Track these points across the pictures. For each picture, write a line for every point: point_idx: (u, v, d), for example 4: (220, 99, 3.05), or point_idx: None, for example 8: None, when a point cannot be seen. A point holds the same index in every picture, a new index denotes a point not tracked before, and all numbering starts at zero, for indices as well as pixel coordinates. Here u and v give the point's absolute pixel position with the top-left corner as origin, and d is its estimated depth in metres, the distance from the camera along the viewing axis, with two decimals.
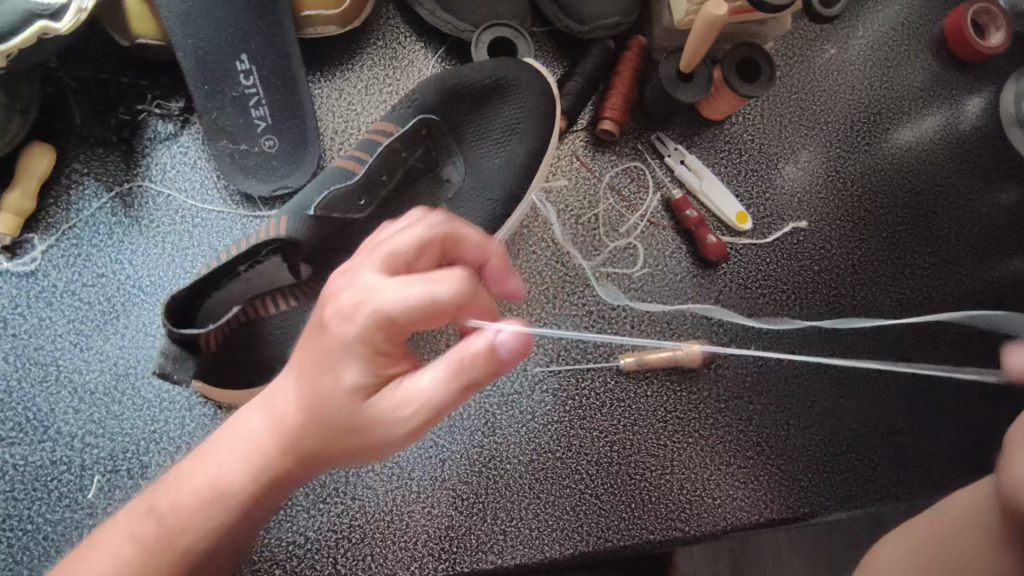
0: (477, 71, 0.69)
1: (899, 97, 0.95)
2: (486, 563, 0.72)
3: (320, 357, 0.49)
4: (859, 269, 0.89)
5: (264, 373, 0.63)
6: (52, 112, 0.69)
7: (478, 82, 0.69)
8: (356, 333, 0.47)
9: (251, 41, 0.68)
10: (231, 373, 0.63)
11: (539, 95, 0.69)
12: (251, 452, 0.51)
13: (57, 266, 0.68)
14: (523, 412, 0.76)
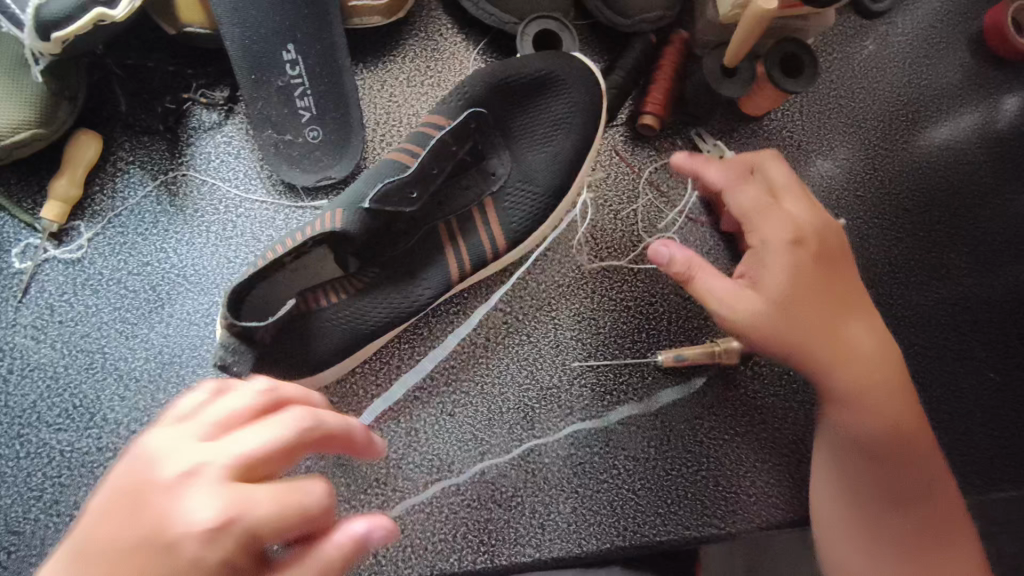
0: (525, 64, 0.69)
1: (937, 95, 0.95)
2: (525, 556, 0.72)
3: None
4: (896, 267, 0.89)
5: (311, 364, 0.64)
6: (99, 100, 0.70)
7: (526, 76, 0.69)
8: None
9: (298, 32, 0.68)
10: (281, 365, 0.63)
11: (586, 87, 0.69)
12: None
13: (103, 253, 0.68)
14: (561, 407, 0.76)
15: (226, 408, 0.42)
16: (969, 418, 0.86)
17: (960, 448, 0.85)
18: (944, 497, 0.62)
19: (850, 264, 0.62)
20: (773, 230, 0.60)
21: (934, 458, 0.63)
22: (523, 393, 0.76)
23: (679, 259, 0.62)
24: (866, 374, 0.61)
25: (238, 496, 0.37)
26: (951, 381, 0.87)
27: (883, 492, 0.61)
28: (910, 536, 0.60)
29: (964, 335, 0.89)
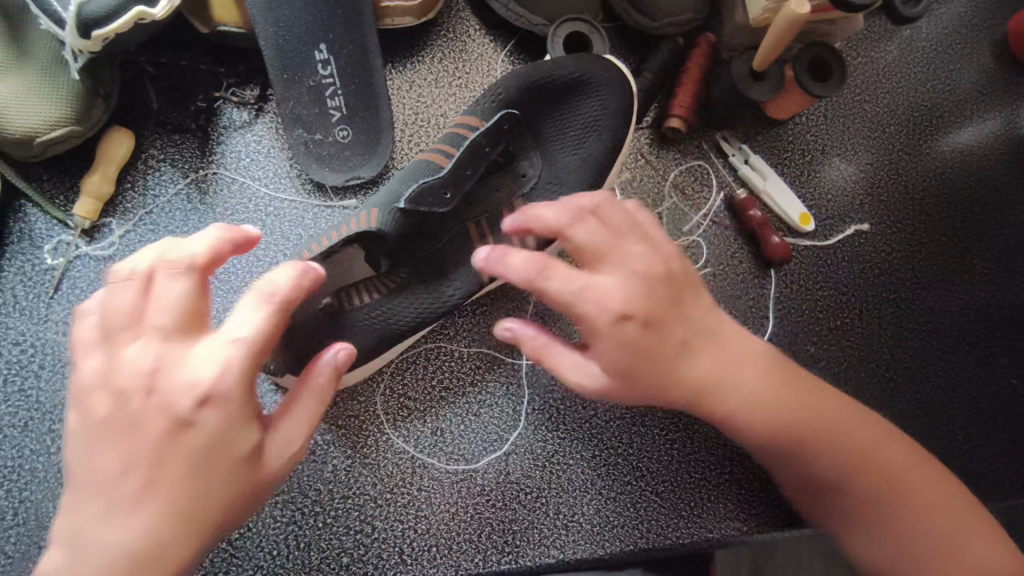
0: (557, 67, 0.69)
1: (961, 101, 0.94)
2: (549, 557, 0.72)
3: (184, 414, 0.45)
4: (919, 272, 0.89)
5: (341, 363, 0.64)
6: (131, 97, 0.70)
7: (558, 80, 0.69)
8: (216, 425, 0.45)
9: (330, 32, 0.68)
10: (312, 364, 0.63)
11: (615, 91, 0.69)
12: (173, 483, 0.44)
13: (133, 250, 0.68)
14: (586, 409, 0.76)
15: (161, 305, 0.46)
16: (992, 425, 0.86)
17: (982, 455, 0.85)
18: (901, 479, 0.59)
19: (659, 286, 0.55)
20: (564, 284, 0.54)
21: (876, 449, 0.60)
22: (548, 395, 0.76)
23: (522, 345, 0.58)
24: (763, 400, 0.58)
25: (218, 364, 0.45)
26: (974, 387, 0.87)
27: (826, 494, 0.61)
28: (880, 550, 0.58)
29: (986, 341, 0.88)
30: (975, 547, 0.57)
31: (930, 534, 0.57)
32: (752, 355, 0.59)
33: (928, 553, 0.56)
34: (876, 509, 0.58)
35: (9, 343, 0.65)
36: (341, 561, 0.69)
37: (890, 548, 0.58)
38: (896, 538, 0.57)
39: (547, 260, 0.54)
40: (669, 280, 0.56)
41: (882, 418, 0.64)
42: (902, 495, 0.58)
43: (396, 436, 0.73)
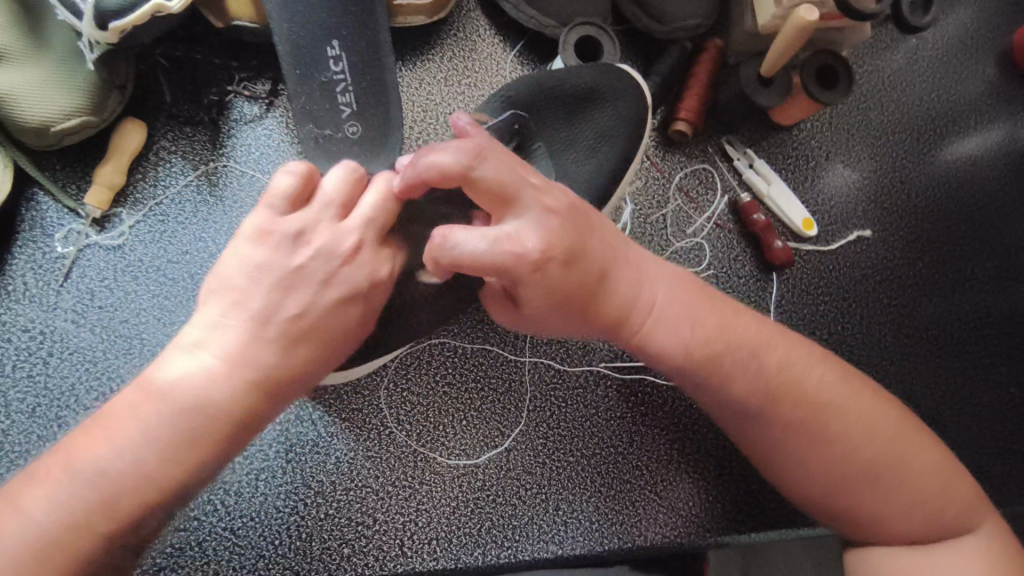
0: (576, 77, 0.70)
1: (965, 111, 0.95)
2: (548, 553, 0.73)
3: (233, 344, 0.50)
4: (920, 279, 0.89)
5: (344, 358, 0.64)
6: (144, 89, 0.71)
7: (574, 85, 0.70)
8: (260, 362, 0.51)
9: (343, 28, 0.69)
10: None
11: (629, 98, 0.71)
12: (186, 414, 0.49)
13: (143, 241, 0.69)
14: (587, 406, 0.77)
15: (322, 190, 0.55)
16: (989, 432, 0.87)
17: (979, 462, 0.86)
18: (844, 409, 0.58)
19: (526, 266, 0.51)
20: (497, 166, 0.52)
21: (853, 425, 0.58)
22: (550, 392, 0.77)
23: (454, 263, 0.50)
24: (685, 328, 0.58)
25: (354, 234, 0.55)
26: (973, 394, 0.88)
27: (765, 425, 0.59)
28: (820, 463, 0.58)
29: (986, 349, 0.89)
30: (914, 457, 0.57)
31: (867, 455, 0.57)
32: (671, 275, 0.59)
33: (871, 461, 0.57)
34: (813, 435, 0.58)
35: (18, 329, 0.66)
36: (342, 552, 0.70)
37: (832, 464, 0.57)
38: (841, 447, 0.57)
39: (477, 146, 0.52)
40: (584, 207, 0.54)
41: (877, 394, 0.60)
42: (839, 414, 0.58)
43: (397, 429, 0.73)
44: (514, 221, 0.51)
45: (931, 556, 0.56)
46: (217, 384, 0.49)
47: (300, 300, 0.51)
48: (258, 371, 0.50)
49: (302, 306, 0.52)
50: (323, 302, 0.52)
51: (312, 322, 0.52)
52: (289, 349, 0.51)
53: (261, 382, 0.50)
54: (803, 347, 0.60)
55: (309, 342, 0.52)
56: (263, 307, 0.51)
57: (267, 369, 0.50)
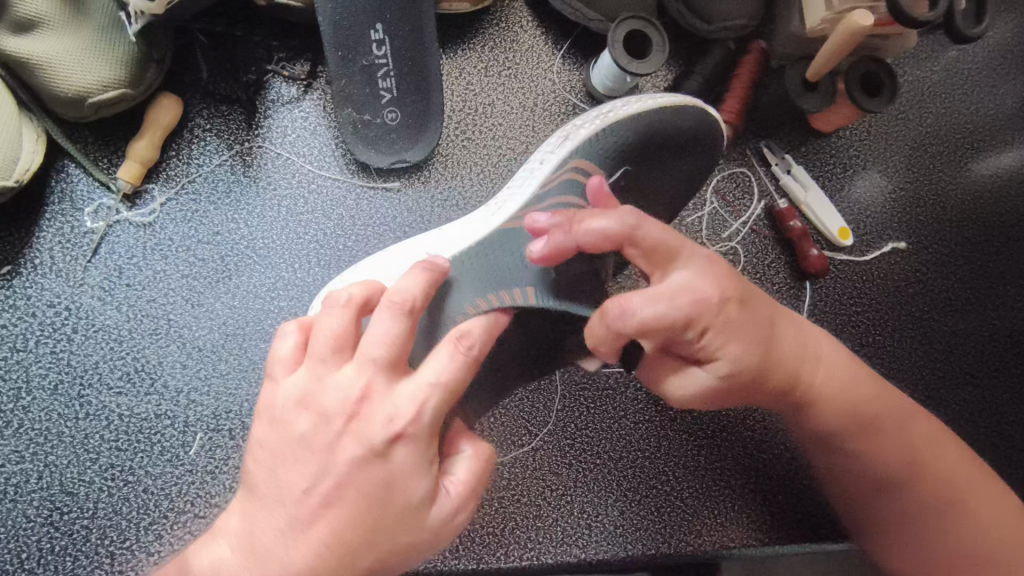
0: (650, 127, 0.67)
1: (1004, 126, 0.94)
2: (570, 556, 0.72)
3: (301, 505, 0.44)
4: (952, 294, 0.88)
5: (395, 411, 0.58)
6: (181, 64, 0.69)
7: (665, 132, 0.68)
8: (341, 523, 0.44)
9: (388, 12, 0.68)
10: None
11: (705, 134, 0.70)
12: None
13: (174, 219, 0.67)
14: (616, 409, 0.76)
15: (321, 328, 0.45)
16: (1016, 452, 0.86)
17: (1007, 483, 0.84)
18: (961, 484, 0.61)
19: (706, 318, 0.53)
20: (660, 227, 0.51)
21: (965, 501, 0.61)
22: (579, 392, 0.75)
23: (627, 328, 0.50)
24: (829, 393, 0.61)
25: (411, 402, 0.43)
26: (1002, 413, 0.87)
27: (887, 484, 0.63)
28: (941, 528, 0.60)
29: (1017, 367, 0.88)
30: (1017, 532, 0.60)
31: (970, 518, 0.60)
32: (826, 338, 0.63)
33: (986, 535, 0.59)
34: (926, 499, 0.61)
35: (43, 304, 0.64)
36: None
37: (951, 531, 0.60)
38: (953, 517, 0.60)
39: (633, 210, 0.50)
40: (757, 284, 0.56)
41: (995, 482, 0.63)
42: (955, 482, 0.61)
43: None
44: (684, 273, 0.51)
45: None
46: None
47: (346, 490, 0.43)
48: (311, 565, 0.44)
49: (349, 500, 0.43)
50: (374, 488, 0.43)
51: (362, 518, 0.43)
52: (336, 542, 0.44)
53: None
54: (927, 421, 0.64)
55: (363, 534, 0.44)
56: (307, 497, 0.44)
57: (323, 566, 0.44)
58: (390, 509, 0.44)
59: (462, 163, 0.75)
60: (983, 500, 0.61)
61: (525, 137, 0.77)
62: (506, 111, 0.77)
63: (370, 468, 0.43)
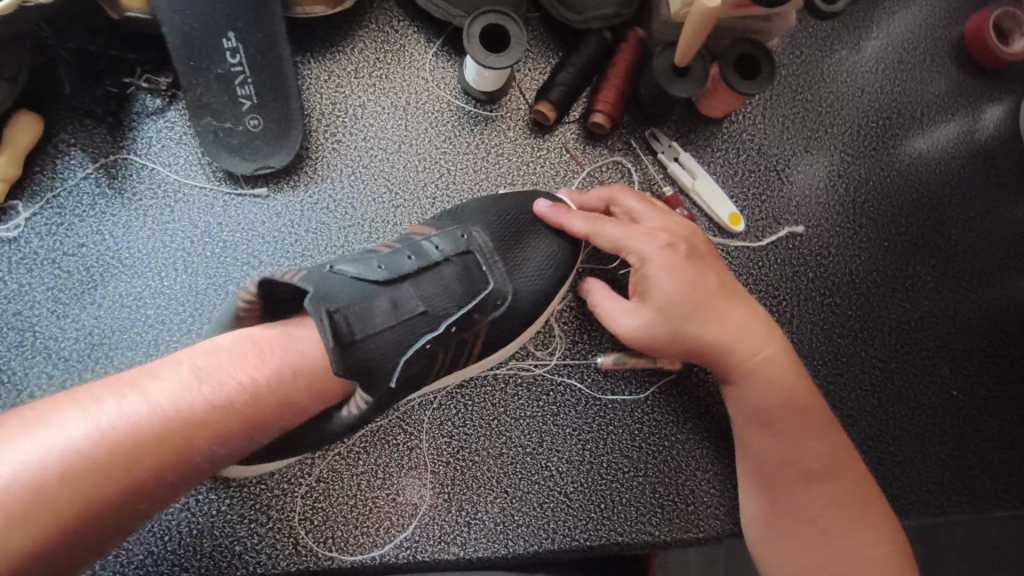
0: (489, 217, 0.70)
1: (913, 102, 0.91)
2: (448, 554, 0.71)
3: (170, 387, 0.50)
4: (856, 277, 0.86)
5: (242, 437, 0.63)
6: (44, 81, 0.71)
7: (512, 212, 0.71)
8: (225, 401, 0.51)
9: (238, 19, 0.69)
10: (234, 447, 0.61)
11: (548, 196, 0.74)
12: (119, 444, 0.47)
13: (39, 233, 0.69)
14: (494, 405, 0.75)
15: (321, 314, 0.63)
16: (927, 437, 0.83)
17: (917, 469, 0.82)
18: (820, 436, 0.66)
19: (709, 278, 0.66)
20: (626, 201, 0.69)
21: (814, 444, 0.66)
22: (455, 391, 0.75)
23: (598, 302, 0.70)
24: (775, 382, 0.66)
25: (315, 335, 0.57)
26: (911, 398, 0.84)
27: (780, 469, 0.66)
28: (803, 510, 0.65)
29: (926, 351, 0.86)
30: (867, 519, 0.65)
31: (815, 464, 0.66)
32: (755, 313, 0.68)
33: (843, 524, 0.64)
34: (793, 463, 0.66)
35: None
36: (234, 549, 0.69)
37: (810, 515, 0.65)
38: (801, 467, 0.65)
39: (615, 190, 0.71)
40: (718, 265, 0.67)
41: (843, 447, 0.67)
42: (842, 482, 0.66)
43: None
44: (614, 226, 0.66)
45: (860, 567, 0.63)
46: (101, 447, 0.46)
47: (228, 389, 0.52)
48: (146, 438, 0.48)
49: (233, 390, 0.52)
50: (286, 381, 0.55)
51: (250, 400, 0.53)
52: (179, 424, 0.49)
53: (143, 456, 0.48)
54: (800, 375, 0.67)
55: (213, 428, 0.51)
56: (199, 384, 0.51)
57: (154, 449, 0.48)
58: (282, 394, 0.54)
59: (332, 165, 0.76)
60: (838, 483, 0.65)
61: (398, 137, 0.78)
62: (378, 112, 0.78)
63: (267, 365, 0.54)
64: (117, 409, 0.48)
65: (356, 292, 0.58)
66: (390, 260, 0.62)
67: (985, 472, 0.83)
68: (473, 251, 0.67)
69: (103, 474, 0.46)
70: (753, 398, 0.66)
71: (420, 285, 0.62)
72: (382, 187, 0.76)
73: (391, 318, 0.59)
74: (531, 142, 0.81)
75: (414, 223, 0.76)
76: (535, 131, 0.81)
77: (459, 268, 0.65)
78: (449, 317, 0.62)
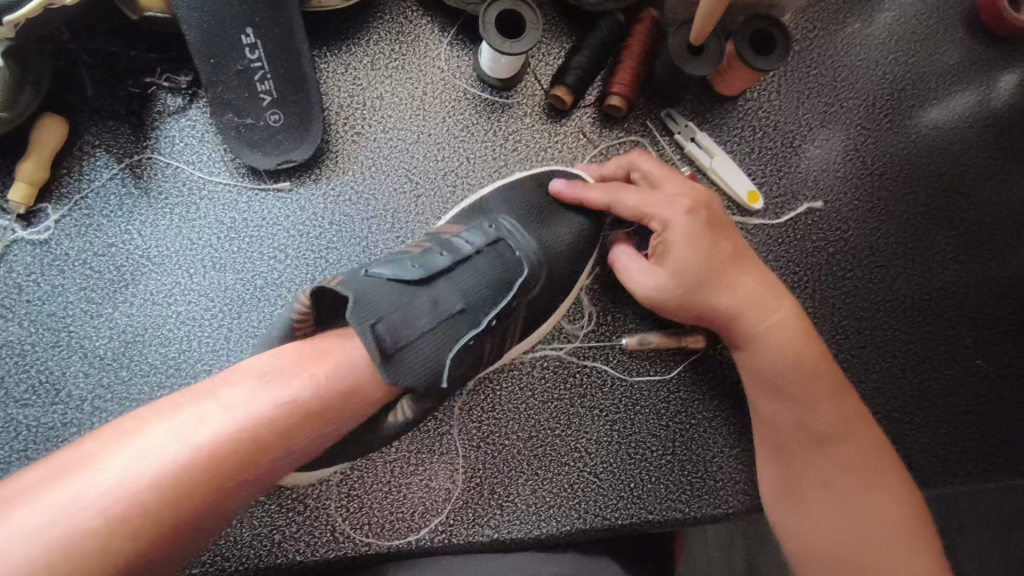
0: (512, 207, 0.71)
1: (927, 73, 0.91)
2: (483, 536, 0.72)
3: (242, 397, 0.51)
4: (877, 251, 0.86)
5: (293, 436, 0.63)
6: (66, 84, 0.71)
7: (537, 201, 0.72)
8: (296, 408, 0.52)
9: (256, 15, 0.70)
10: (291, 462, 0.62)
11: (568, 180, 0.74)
12: (203, 455, 0.48)
13: (69, 235, 0.70)
14: (522, 389, 0.76)
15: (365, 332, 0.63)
16: (952, 406, 0.83)
17: (943, 439, 0.82)
18: (838, 401, 0.66)
19: (726, 244, 0.66)
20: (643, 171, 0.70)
21: (830, 407, 0.66)
22: (483, 376, 0.76)
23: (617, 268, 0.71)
24: (789, 345, 0.66)
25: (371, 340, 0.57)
26: (935, 368, 0.84)
27: (797, 433, 0.66)
28: (816, 474, 0.65)
29: (949, 321, 0.86)
30: (885, 483, 0.64)
31: (831, 428, 0.65)
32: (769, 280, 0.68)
33: (857, 488, 0.64)
34: (810, 426, 0.66)
35: None
36: (273, 538, 0.70)
37: (822, 479, 0.65)
38: (818, 431, 0.65)
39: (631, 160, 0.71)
40: (731, 232, 0.67)
41: (861, 412, 0.67)
42: (857, 447, 0.65)
43: None
44: (634, 194, 0.67)
45: (880, 534, 0.62)
46: (182, 456, 0.47)
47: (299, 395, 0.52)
48: (220, 445, 0.48)
49: (300, 394, 0.52)
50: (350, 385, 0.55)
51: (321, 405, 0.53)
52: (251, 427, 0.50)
53: (219, 463, 0.48)
54: (816, 340, 0.68)
55: (286, 432, 0.51)
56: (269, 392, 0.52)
57: (229, 455, 0.49)
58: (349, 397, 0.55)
59: (352, 158, 0.76)
60: (855, 448, 0.65)
61: (416, 127, 0.78)
62: (395, 103, 0.78)
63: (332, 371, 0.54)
64: (196, 421, 0.49)
65: (394, 295, 0.58)
66: (422, 260, 0.62)
67: (1011, 439, 0.83)
68: (504, 241, 0.67)
69: (186, 481, 0.47)
70: (770, 363, 0.66)
71: (455, 281, 0.62)
72: (403, 178, 0.77)
73: (433, 316, 0.59)
74: (548, 127, 0.81)
75: (435, 211, 0.76)
76: (551, 116, 0.81)
77: (491, 258, 0.65)
78: (490, 309, 0.63)
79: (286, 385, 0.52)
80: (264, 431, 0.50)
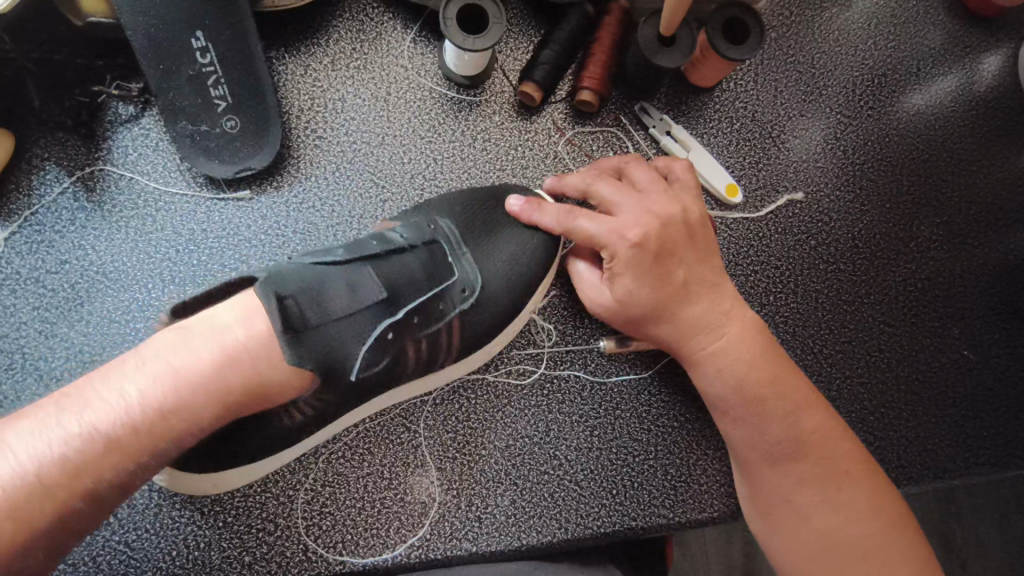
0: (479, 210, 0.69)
1: (908, 57, 0.88)
2: (460, 551, 0.70)
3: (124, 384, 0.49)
4: (860, 241, 0.84)
5: (247, 449, 0.61)
6: (13, 96, 0.69)
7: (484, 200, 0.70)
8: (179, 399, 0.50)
9: (204, 18, 0.67)
10: None
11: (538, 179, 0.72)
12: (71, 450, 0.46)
13: (20, 252, 0.68)
14: (498, 396, 0.74)
15: None
16: (940, 398, 0.81)
17: (933, 433, 0.80)
18: (796, 414, 0.62)
19: (674, 258, 0.63)
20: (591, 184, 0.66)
21: (788, 421, 0.62)
22: (458, 385, 0.74)
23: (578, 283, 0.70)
24: (738, 365, 0.63)
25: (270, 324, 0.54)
26: (922, 360, 0.82)
27: (755, 452, 0.63)
28: (775, 491, 0.62)
29: (935, 312, 0.84)
30: (854, 497, 0.59)
31: (791, 442, 0.61)
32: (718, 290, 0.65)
33: (820, 504, 0.59)
34: (767, 444, 0.62)
35: None
36: (243, 560, 0.68)
37: (782, 496, 0.61)
38: (775, 449, 0.62)
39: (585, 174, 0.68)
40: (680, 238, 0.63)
41: (827, 423, 0.63)
42: (822, 461, 0.61)
43: None
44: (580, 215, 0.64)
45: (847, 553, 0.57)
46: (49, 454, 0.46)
47: (183, 383, 0.50)
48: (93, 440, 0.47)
49: (185, 384, 0.50)
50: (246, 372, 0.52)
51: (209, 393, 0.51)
52: (117, 429, 0.48)
53: (76, 470, 0.46)
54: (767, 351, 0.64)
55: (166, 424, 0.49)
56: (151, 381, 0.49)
57: (92, 458, 0.47)
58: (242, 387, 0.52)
59: (314, 163, 0.73)
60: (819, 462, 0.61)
61: (381, 129, 0.75)
62: (358, 104, 0.75)
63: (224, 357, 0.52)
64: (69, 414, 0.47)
65: (318, 274, 0.57)
66: (353, 247, 0.61)
67: (1003, 431, 0.81)
68: (439, 241, 0.66)
69: (50, 477, 0.46)
70: (722, 380, 0.64)
71: (384, 270, 0.60)
72: (367, 182, 0.74)
73: (348, 303, 0.56)
74: (518, 125, 0.78)
75: None
76: (522, 112, 0.79)
77: (425, 255, 0.63)
78: (412, 304, 0.60)
79: (152, 381, 0.49)
80: (132, 430, 0.48)
